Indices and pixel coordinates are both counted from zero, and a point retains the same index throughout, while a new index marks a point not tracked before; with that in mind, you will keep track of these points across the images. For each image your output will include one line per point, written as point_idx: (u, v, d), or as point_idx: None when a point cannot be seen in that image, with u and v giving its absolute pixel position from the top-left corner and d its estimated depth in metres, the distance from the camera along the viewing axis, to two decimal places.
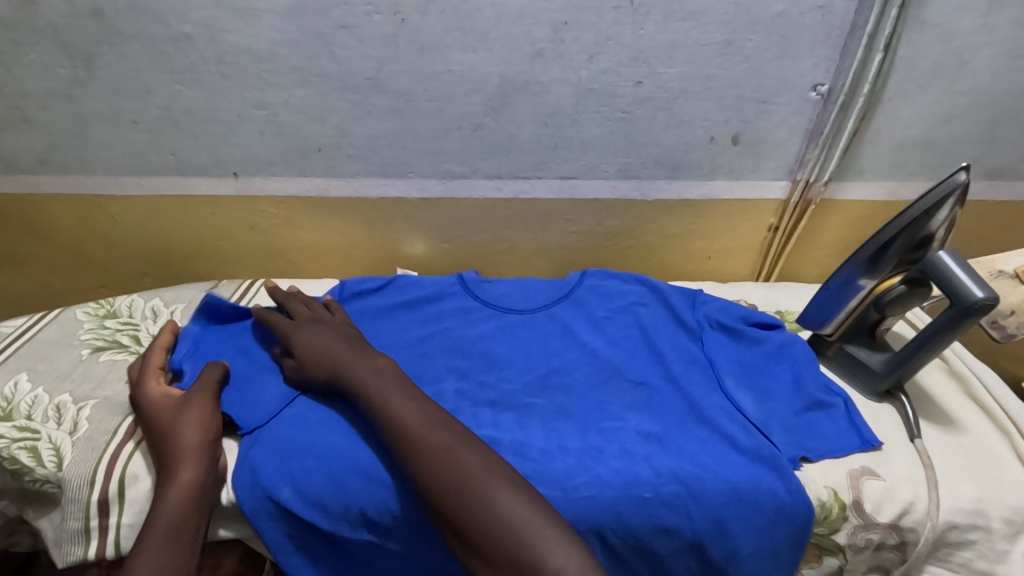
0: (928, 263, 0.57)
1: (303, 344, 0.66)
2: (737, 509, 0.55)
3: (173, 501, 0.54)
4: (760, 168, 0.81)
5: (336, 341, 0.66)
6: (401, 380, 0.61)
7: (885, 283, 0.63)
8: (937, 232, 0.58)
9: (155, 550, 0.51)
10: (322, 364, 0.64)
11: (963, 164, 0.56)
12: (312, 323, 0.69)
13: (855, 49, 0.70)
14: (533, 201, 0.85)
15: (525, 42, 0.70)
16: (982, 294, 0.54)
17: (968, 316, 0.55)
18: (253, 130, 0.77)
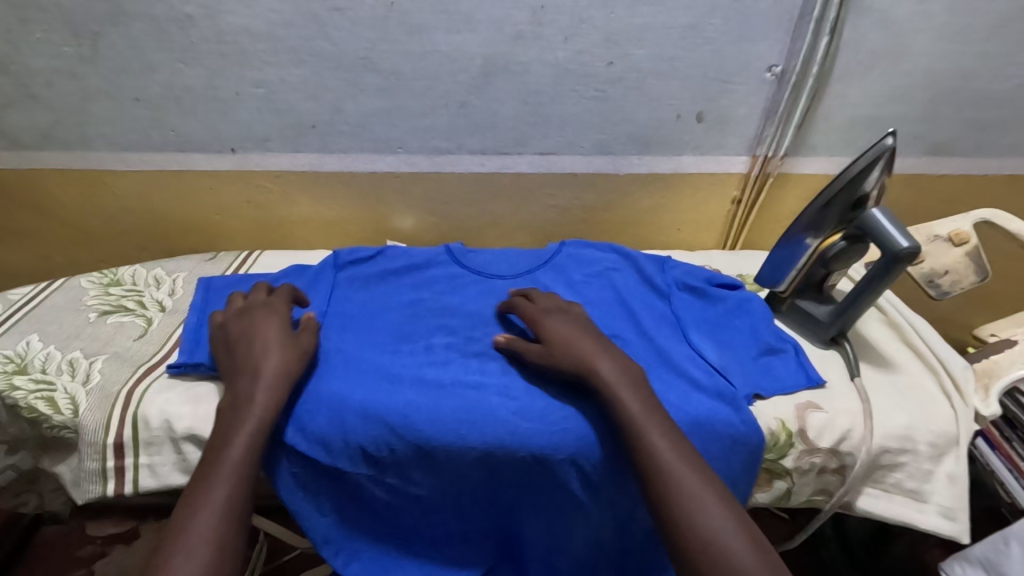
0: (862, 219, 0.65)
1: (552, 343, 0.66)
2: (700, 439, 0.62)
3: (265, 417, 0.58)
4: (723, 143, 0.88)
5: (570, 340, 0.65)
6: (648, 392, 0.60)
7: (828, 241, 0.70)
8: (871, 193, 0.65)
9: (243, 452, 0.54)
10: (575, 362, 0.63)
11: (892, 130, 0.63)
12: (560, 317, 0.69)
13: (804, 33, 0.77)
14: (515, 175, 0.91)
15: (506, 24, 0.76)
16: (907, 245, 0.62)
17: (896, 264, 0.63)
18: (251, 108, 0.82)
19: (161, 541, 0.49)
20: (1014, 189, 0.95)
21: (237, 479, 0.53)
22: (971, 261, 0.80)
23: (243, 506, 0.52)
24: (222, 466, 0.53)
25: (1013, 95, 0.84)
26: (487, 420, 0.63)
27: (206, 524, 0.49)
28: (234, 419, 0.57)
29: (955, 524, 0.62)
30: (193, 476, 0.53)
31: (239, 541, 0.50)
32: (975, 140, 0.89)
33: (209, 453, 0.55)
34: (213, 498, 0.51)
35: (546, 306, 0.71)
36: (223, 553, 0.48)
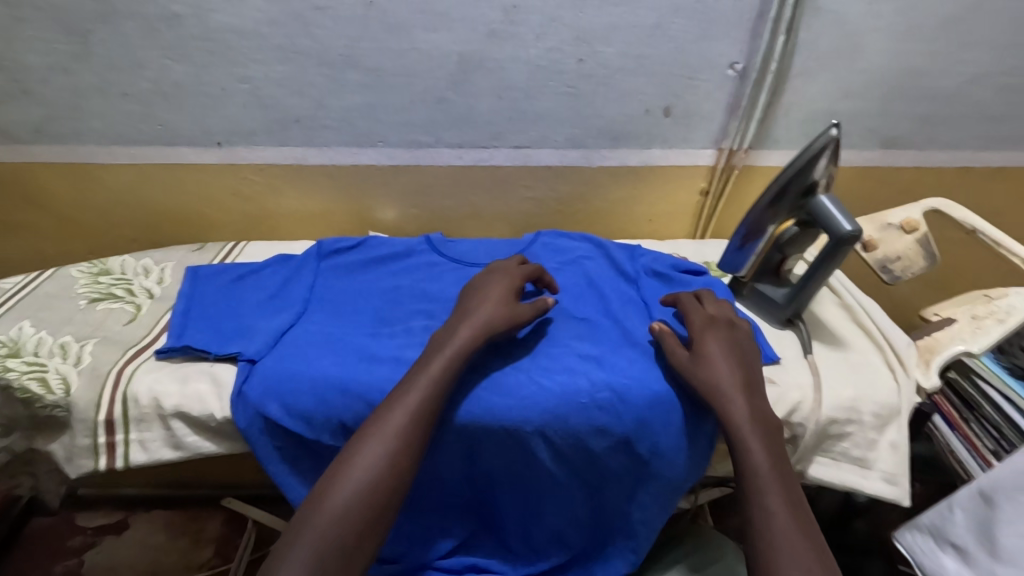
0: (813, 206, 0.70)
1: (708, 357, 0.66)
2: (657, 411, 0.67)
3: (419, 411, 0.60)
4: (690, 137, 0.92)
5: (732, 365, 0.65)
6: (772, 437, 0.61)
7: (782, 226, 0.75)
8: (820, 181, 0.70)
9: (391, 442, 0.59)
10: (706, 387, 0.64)
11: (834, 122, 0.67)
12: (722, 335, 0.68)
13: (762, 32, 0.82)
14: (492, 168, 0.95)
15: (481, 23, 0.80)
16: (850, 229, 0.68)
17: (841, 247, 0.69)
18: (237, 103, 0.85)
19: (302, 508, 0.56)
20: (965, 180, 1.00)
21: (377, 471, 0.57)
22: (920, 248, 0.84)
23: (380, 498, 0.57)
24: (368, 453, 0.58)
25: (961, 91, 0.90)
26: (461, 395, 0.67)
27: (334, 515, 0.55)
28: (390, 403, 0.61)
29: (896, 488, 0.67)
30: (345, 451, 0.59)
31: (372, 534, 0.56)
32: (928, 134, 0.94)
33: (361, 432, 0.60)
34: (383, 432, 0.59)
35: (700, 320, 0.70)
36: (349, 551, 0.54)
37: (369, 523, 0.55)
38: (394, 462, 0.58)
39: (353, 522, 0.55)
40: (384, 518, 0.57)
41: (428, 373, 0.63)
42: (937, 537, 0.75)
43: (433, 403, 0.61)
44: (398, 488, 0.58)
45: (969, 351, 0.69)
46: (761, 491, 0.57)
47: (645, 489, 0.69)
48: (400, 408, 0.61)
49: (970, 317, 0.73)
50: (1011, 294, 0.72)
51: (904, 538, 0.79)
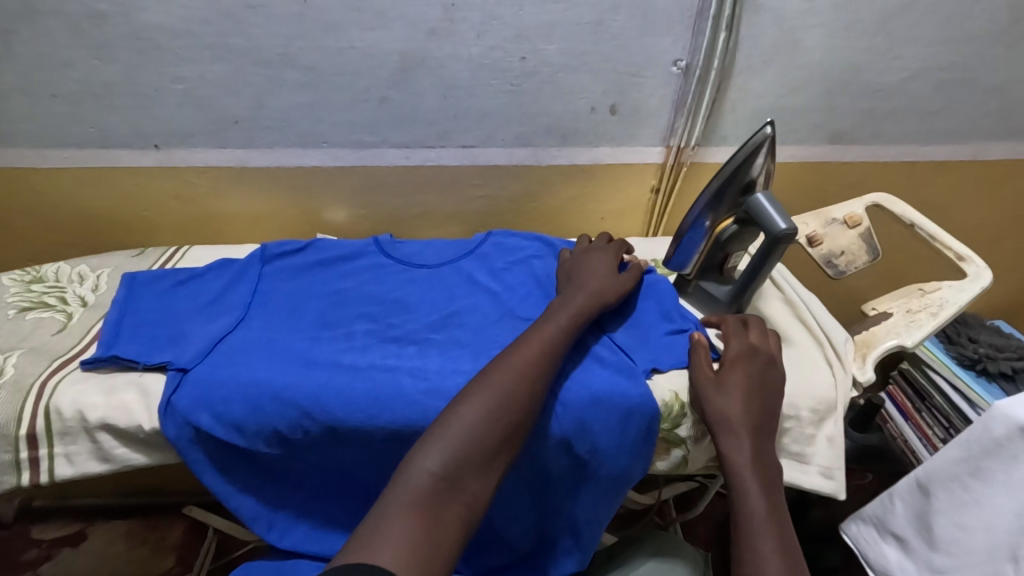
0: (750, 204, 0.70)
1: (728, 389, 0.64)
2: (596, 412, 0.66)
3: (533, 365, 0.62)
4: (637, 135, 0.92)
5: (750, 402, 0.63)
6: (772, 481, 0.60)
7: (722, 225, 0.75)
8: (757, 178, 0.70)
9: (509, 388, 0.59)
10: (720, 419, 0.63)
11: (770, 119, 0.67)
12: (753, 371, 0.65)
13: (704, 29, 0.81)
14: (440, 167, 0.93)
15: (419, 22, 0.78)
16: (785, 227, 0.67)
17: (778, 245, 0.69)
18: (172, 104, 0.83)
19: (419, 441, 0.56)
20: (911, 174, 1.02)
21: (495, 414, 0.57)
22: (863, 242, 0.85)
23: (497, 439, 0.56)
24: (483, 395, 0.58)
25: (901, 86, 0.91)
26: (397, 399, 0.66)
27: (450, 447, 0.54)
28: (504, 358, 0.62)
29: (832, 482, 0.67)
30: (454, 398, 0.59)
31: (485, 475, 0.55)
32: (872, 129, 0.96)
33: (475, 380, 0.60)
34: (495, 383, 0.59)
35: (736, 350, 0.68)
36: (463, 488, 0.53)
37: (482, 463, 0.55)
38: (513, 403, 0.58)
39: (467, 458, 0.54)
40: (495, 463, 0.56)
41: (538, 338, 0.64)
42: (880, 527, 0.77)
43: (545, 364, 0.63)
44: (511, 430, 0.57)
45: (903, 345, 0.70)
46: (755, 531, 0.56)
47: (587, 487, 0.69)
48: (516, 361, 0.61)
49: (905, 311, 0.74)
50: (943, 287, 0.74)
51: (850, 530, 0.80)
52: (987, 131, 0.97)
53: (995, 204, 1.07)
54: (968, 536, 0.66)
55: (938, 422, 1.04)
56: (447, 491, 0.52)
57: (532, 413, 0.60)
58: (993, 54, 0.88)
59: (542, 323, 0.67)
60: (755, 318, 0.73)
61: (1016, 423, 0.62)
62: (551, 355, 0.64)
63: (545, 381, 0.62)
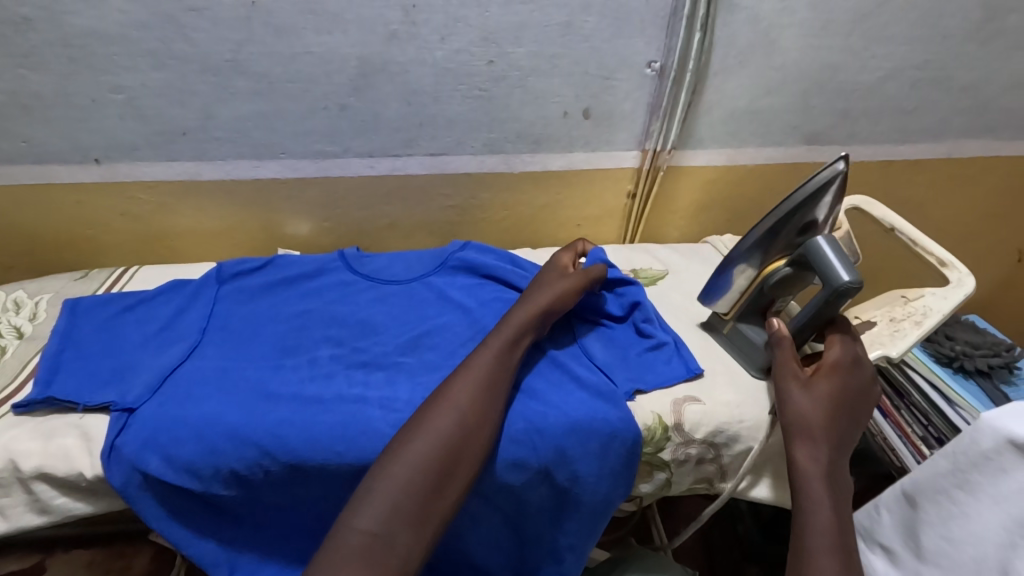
0: (807, 245, 0.62)
1: (813, 392, 0.61)
2: (576, 439, 0.63)
3: (466, 408, 0.58)
4: (612, 139, 0.89)
5: (832, 411, 0.60)
6: (843, 505, 0.57)
7: (771, 266, 0.67)
8: (820, 219, 0.63)
9: (444, 430, 0.56)
10: (799, 422, 0.60)
11: (843, 154, 0.61)
12: (841, 383, 0.62)
13: (678, 29, 0.78)
14: (407, 177, 0.89)
15: (378, 24, 0.73)
16: (849, 278, 0.60)
17: (838, 296, 0.61)
18: (112, 115, 0.76)
19: (354, 495, 0.54)
20: (886, 173, 1.00)
21: (429, 461, 0.55)
22: (844, 246, 0.81)
23: (431, 488, 0.54)
24: (418, 442, 0.56)
25: (877, 85, 0.89)
26: (366, 434, 0.62)
27: (383, 501, 0.52)
28: (441, 397, 0.59)
29: None
30: (388, 446, 0.57)
31: (421, 525, 0.52)
32: (849, 130, 0.94)
33: (410, 424, 0.58)
34: (432, 425, 0.57)
35: (836, 357, 0.64)
36: (396, 542, 0.51)
37: (416, 515, 0.52)
38: (448, 449, 0.56)
39: (400, 512, 0.52)
40: (433, 511, 0.53)
41: (475, 368, 0.62)
42: (867, 538, 0.75)
43: (483, 398, 0.60)
44: (448, 476, 0.55)
45: (888, 356, 0.68)
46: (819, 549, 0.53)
47: (570, 514, 0.66)
48: (451, 399, 0.59)
49: (889, 320, 0.73)
50: (927, 294, 0.73)
51: None
52: (961, 129, 0.96)
53: (969, 201, 1.07)
54: (955, 549, 0.64)
55: (916, 420, 1.00)
56: (378, 549, 0.50)
57: (469, 451, 0.57)
58: (968, 52, 0.86)
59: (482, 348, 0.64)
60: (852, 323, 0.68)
61: (1005, 435, 0.61)
62: (490, 385, 0.61)
63: (486, 413, 0.59)
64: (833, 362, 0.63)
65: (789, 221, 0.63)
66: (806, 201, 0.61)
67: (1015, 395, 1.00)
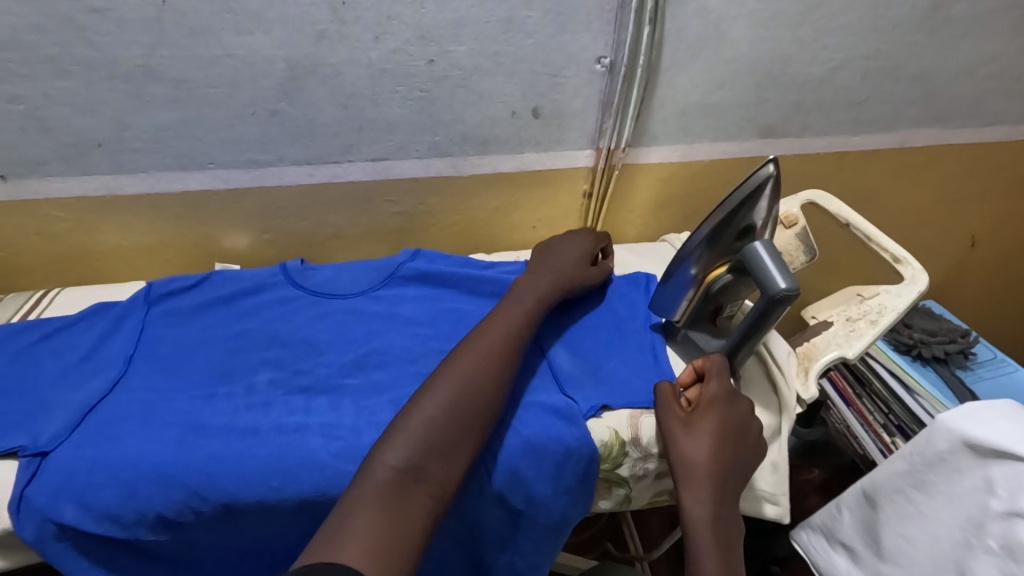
0: (744, 252, 0.60)
1: (699, 430, 0.59)
2: (530, 460, 0.61)
3: (500, 352, 0.61)
4: (564, 139, 0.86)
5: (718, 448, 0.58)
6: (732, 550, 0.55)
7: (714, 273, 0.65)
8: (759, 223, 0.61)
9: (477, 371, 0.58)
10: (685, 466, 0.58)
11: (773, 155, 0.58)
12: (723, 417, 0.60)
13: (626, 23, 0.75)
14: (349, 183, 0.84)
15: (305, 24, 0.68)
16: (786, 285, 0.57)
17: (775, 305, 0.58)
18: (13, 128, 0.70)
19: (383, 434, 0.54)
20: (841, 164, 1.00)
21: (463, 400, 0.56)
22: (800, 242, 0.79)
23: (463, 423, 0.55)
24: (449, 383, 0.56)
25: (829, 76, 0.87)
26: (304, 466, 0.58)
27: (414, 439, 0.52)
28: (473, 342, 0.61)
29: (778, 507, 0.64)
30: (417, 390, 0.57)
31: (452, 461, 0.53)
32: (803, 122, 0.93)
33: (438, 370, 0.58)
34: (467, 365, 0.58)
35: (715, 391, 0.62)
36: (428, 474, 0.51)
37: (446, 449, 0.53)
38: (483, 388, 0.57)
39: (437, 444, 0.53)
40: (463, 447, 0.54)
41: (501, 324, 0.64)
42: (828, 537, 0.75)
43: (510, 348, 0.62)
44: (481, 414, 0.56)
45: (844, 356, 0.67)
46: None
47: (524, 537, 0.63)
48: (480, 348, 0.60)
49: (846, 319, 0.72)
50: (882, 292, 0.71)
51: (800, 537, 0.78)
52: (912, 117, 0.96)
53: (922, 189, 1.07)
54: (913, 548, 0.64)
55: (877, 408, 1.01)
56: (408, 481, 0.50)
57: (500, 393, 0.59)
58: (916, 40, 0.85)
59: (508, 306, 0.67)
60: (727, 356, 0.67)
61: (960, 436, 0.61)
62: (520, 335, 0.64)
63: (513, 360, 0.62)
64: (712, 397, 0.61)
65: (725, 226, 0.61)
66: (740, 206, 0.59)
67: (972, 381, 1.01)
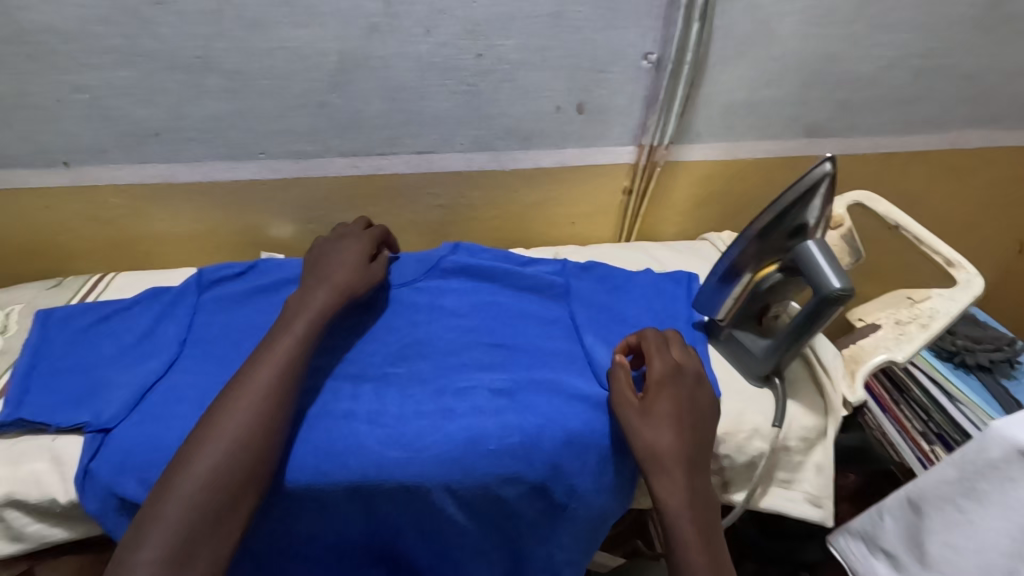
0: (796, 251, 0.59)
1: (656, 416, 0.59)
2: (572, 453, 0.62)
3: (265, 398, 0.57)
4: (606, 134, 0.86)
5: (677, 430, 0.58)
6: (712, 530, 0.56)
7: (763, 271, 0.64)
8: (812, 222, 0.60)
9: (241, 427, 0.55)
10: (651, 456, 0.57)
11: (831, 153, 0.58)
12: (677, 392, 0.61)
13: (675, 18, 0.75)
14: (393, 176, 0.85)
15: (358, 17, 0.69)
16: (840, 286, 0.56)
17: (827, 306, 0.58)
18: (77, 116, 0.72)
19: (135, 522, 0.50)
20: (887, 165, 0.98)
21: (225, 465, 0.53)
22: (846, 244, 0.77)
23: (235, 486, 0.53)
24: (212, 448, 0.53)
25: (880, 75, 0.86)
26: (352, 452, 0.60)
27: (170, 528, 0.49)
28: (232, 391, 0.57)
29: (821, 509, 0.65)
30: (175, 460, 0.53)
31: (222, 534, 0.51)
32: (850, 121, 0.91)
33: (197, 430, 0.55)
34: (230, 424, 0.55)
35: (660, 370, 0.62)
36: (194, 558, 0.50)
37: (214, 523, 0.51)
38: (254, 444, 0.54)
39: (202, 521, 0.51)
40: (236, 514, 0.52)
41: (269, 359, 0.60)
42: (869, 542, 0.74)
43: (281, 388, 0.58)
44: (251, 471, 0.54)
45: (894, 360, 0.66)
46: None
47: (565, 531, 0.63)
48: (244, 396, 0.57)
49: (895, 322, 0.70)
50: (933, 296, 0.70)
51: (838, 543, 0.77)
52: (964, 118, 0.93)
53: (971, 193, 1.05)
54: (962, 558, 0.63)
55: (915, 415, 0.97)
56: (175, 571, 0.49)
57: (274, 441, 0.56)
58: (973, 38, 0.83)
59: (277, 336, 0.62)
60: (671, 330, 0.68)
61: (1017, 445, 0.59)
62: (293, 368, 0.60)
63: (286, 399, 0.58)
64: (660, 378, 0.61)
65: (777, 226, 0.61)
66: (793, 205, 0.59)
67: (1017, 390, 0.98)
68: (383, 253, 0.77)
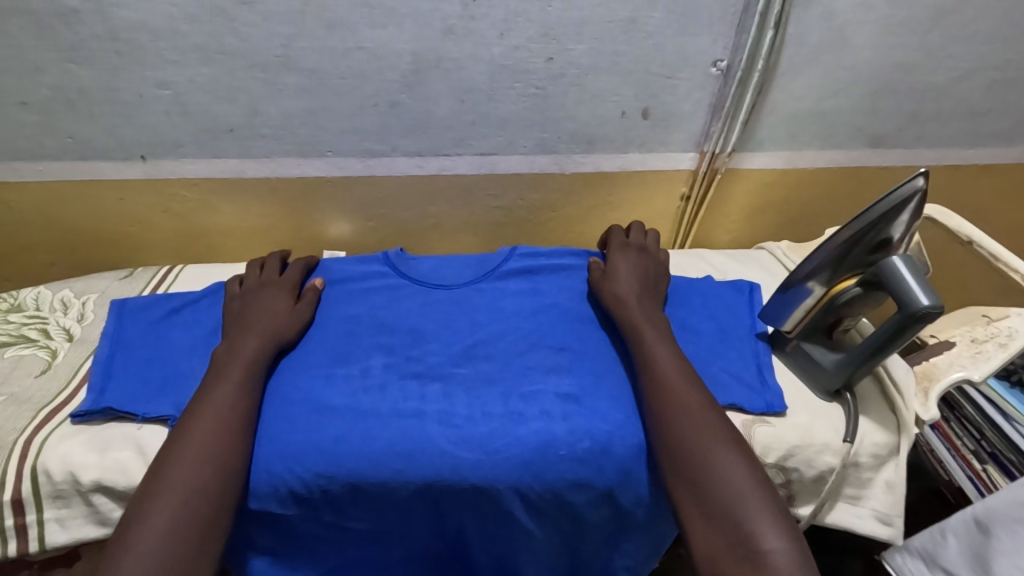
0: (882, 266, 0.58)
1: (615, 273, 0.75)
2: (642, 461, 0.62)
3: (208, 450, 0.57)
4: (669, 140, 0.86)
5: (633, 278, 0.74)
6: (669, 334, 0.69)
7: (840, 285, 0.64)
8: (896, 237, 0.60)
9: (191, 481, 0.55)
10: (613, 298, 0.72)
11: (923, 168, 0.57)
12: (630, 257, 0.77)
13: (748, 25, 0.74)
14: (455, 176, 0.86)
15: (435, 19, 0.70)
16: (928, 302, 0.56)
17: (912, 322, 0.57)
18: (158, 111, 0.74)
19: None
20: (951, 177, 0.96)
21: (182, 512, 0.53)
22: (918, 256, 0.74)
23: (194, 536, 0.52)
24: (164, 505, 0.53)
25: (951, 86, 0.84)
26: (425, 452, 0.60)
27: None
28: (173, 451, 0.57)
29: (891, 527, 0.64)
30: (121, 528, 0.53)
31: None
32: (917, 132, 0.89)
33: (144, 492, 0.54)
34: (175, 482, 0.54)
35: (616, 244, 0.79)
36: None
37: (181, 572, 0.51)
38: (207, 495, 0.54)
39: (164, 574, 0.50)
40: (201, 559, 0.52)
41: (205, 410, 0.60)
42: (929, 562, 0.73)
43: (224, 434, 0.58)
44: (210, 522, 0.54)
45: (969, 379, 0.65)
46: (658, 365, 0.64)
47: (630, 536, 0.65)
48: (184, 453, 0.56)
49: (970, 340, 0.70)
50: (1013, 316, 0.70)
51: (894, 559, 0.76)
52: None
53: None
54: None
55: (967, 432, 0.90)
56: None
57: (228, 490, 0.56)
58: None
59: (214, 388, 0.62)
60: (666, 257, 0.81)
61: None
62: (232, 416, 0.60)
63: (235, 446, 0.58)
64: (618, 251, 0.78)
65: (861, 239, 0.60)
66: (881, 218, 0.58)
67: None
68: (311, 290, 0.76)
